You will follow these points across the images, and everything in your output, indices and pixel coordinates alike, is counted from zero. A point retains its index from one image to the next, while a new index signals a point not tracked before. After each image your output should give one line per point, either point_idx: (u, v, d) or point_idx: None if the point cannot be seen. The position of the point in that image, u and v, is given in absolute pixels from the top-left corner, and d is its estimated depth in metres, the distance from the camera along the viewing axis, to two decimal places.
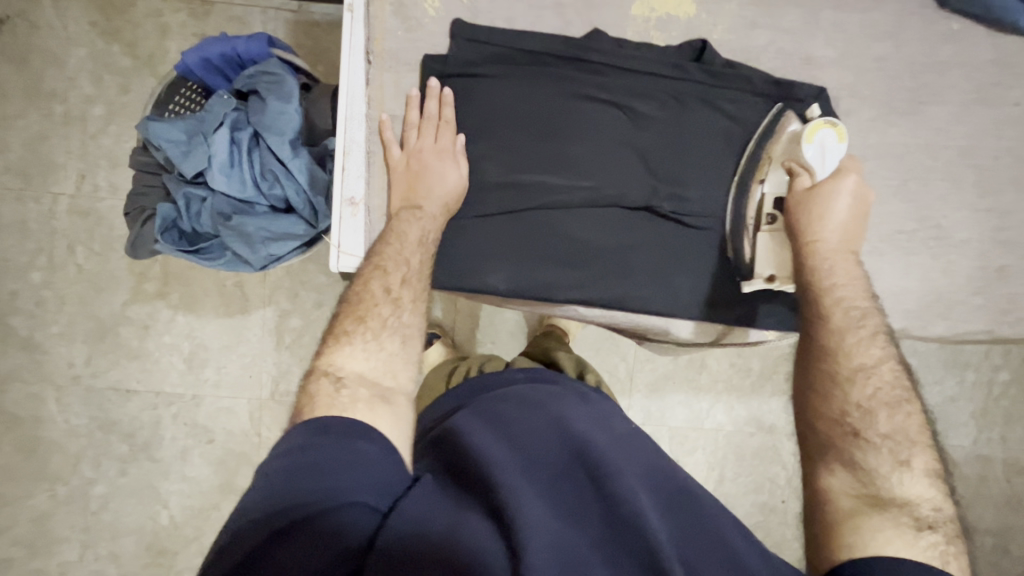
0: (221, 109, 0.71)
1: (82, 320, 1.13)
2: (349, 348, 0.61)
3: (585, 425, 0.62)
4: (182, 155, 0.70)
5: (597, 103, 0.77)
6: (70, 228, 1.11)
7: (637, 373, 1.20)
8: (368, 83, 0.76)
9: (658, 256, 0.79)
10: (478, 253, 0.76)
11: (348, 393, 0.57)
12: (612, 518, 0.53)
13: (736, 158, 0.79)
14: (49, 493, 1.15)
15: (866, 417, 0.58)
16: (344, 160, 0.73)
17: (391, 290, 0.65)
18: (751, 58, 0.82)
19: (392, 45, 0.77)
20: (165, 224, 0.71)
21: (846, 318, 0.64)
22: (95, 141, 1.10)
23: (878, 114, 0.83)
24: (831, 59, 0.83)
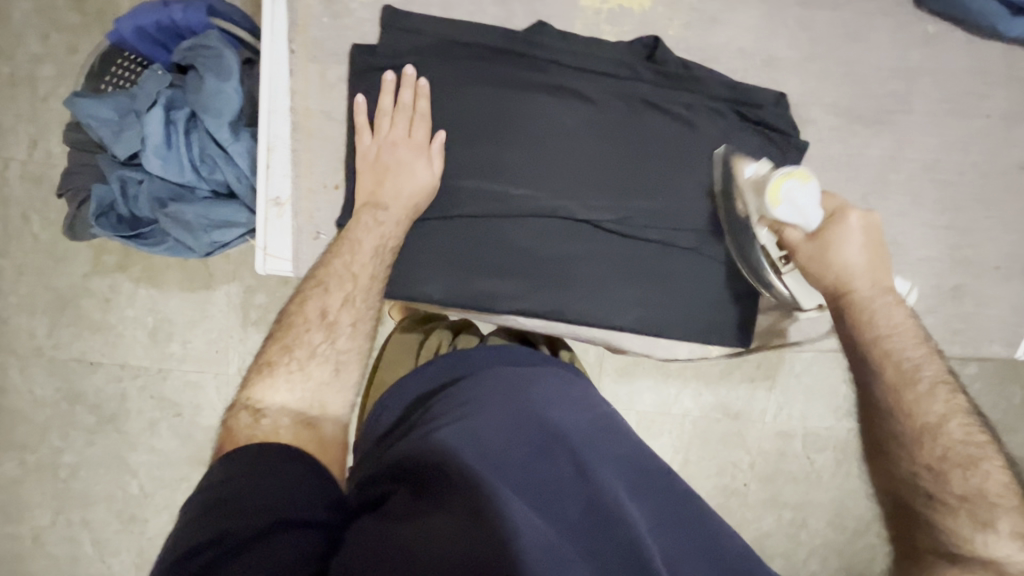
0: (155, 87, 0.67)
1: (40, 291, 1.10)
2: (272, 380, 0.61)
3: (562, 412, 0.63)
4: (115, 136, 0.66)
5: (542, 101, 0.74)
6: (24, 196, 1.07)
7: (607, 359, 1.20)
8: (293, 74, 0.71)
9: (604, 267, 0.77)
10: (411, 259, 0.74)
11: (267, 422, 0.58)
12: (592, 502, 0.54)
13: (687, 170, 0.77)
14: (19, 460, 1.16)
15: (940, 479, 0.57)
16: (268, 159, 0.70)
17: (328, 313, 0.65)
18: (710, 58, 0.81)
19: (317, 34, 0.72)
20: (101, 208, 0.68)
21: (901, 373, 0.61)
22: (45, 103, 1.05)
23: (841, 123, 0.83)
24: (793, 60, 0.82)
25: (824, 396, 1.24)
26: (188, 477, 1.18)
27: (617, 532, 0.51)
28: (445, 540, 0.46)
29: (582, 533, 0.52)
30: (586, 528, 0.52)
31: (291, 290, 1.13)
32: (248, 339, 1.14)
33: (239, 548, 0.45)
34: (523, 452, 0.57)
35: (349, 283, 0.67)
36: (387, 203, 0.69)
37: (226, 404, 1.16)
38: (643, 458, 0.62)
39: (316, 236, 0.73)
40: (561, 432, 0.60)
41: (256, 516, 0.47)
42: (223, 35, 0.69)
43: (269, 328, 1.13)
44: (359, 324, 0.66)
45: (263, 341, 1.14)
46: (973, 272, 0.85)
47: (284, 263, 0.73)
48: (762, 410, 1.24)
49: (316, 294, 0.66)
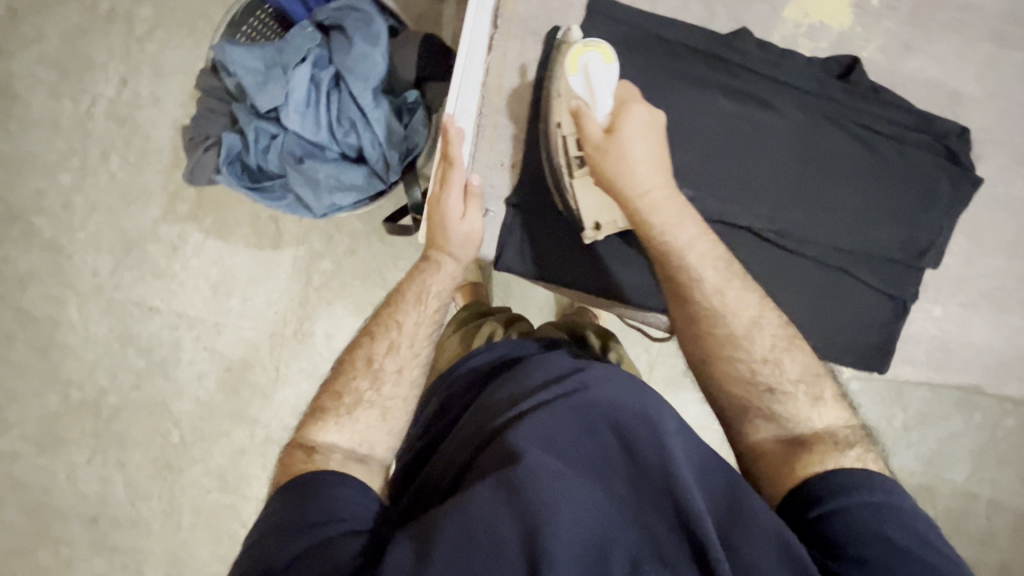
0: (303, 44, 0.67)
1: (109, 231, 1.10)
2: (323, 424, 0.60)
3: (608, 381, 0.57)
4: (258, 87, 0.66)
5: (729, 102, 0.76)
6: (106, 134, 1.07)
7: (657, 366, 1.21)
8: (489, 49, 0.81)
9: (759, 274, 0.77)
10: (563, 240, 0.82)
11: (333, 457, 0.58)
12: (639, 478, 0.49)
13: (865, 191, 0.78)
14: (62, 395, 1.16)
15: (770, 366, 0.60)
16: (455, 132, 0.71)
17: (374, 360, 0.64)
18: (897, 83, 0.82)
19: (523, 11, 0.81)
20: (230, 156, 0.68)
21: (718, 274, 0.64)
22: (139, 44, 1.04)
23: (1011, 163, 0.83)
24: (976, 95, 0.82)
25: None
26: (229, 432, 1.18)
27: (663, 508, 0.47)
28: (482, 515, 0.46)
29: (629, 515, 0.47)
30: (633, 503, 0.48)
31: (357, 261, 1.13)
32: (309, 302, 1.14)
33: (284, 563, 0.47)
34: (566, 422, 0.53)
35: (396, 331, 0.65)
36: (442, 254, 0.69)
37: (277, 364, 1.16)
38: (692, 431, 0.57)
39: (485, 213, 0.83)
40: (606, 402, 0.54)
41: (300, 533, 0.49)
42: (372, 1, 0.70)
43: (331, 295, 1.14)
44: (407, 365, 0.64)
45: (322, 307, 1.14)
46: None
47: None
48: None
49: (365, 344, 0.65)
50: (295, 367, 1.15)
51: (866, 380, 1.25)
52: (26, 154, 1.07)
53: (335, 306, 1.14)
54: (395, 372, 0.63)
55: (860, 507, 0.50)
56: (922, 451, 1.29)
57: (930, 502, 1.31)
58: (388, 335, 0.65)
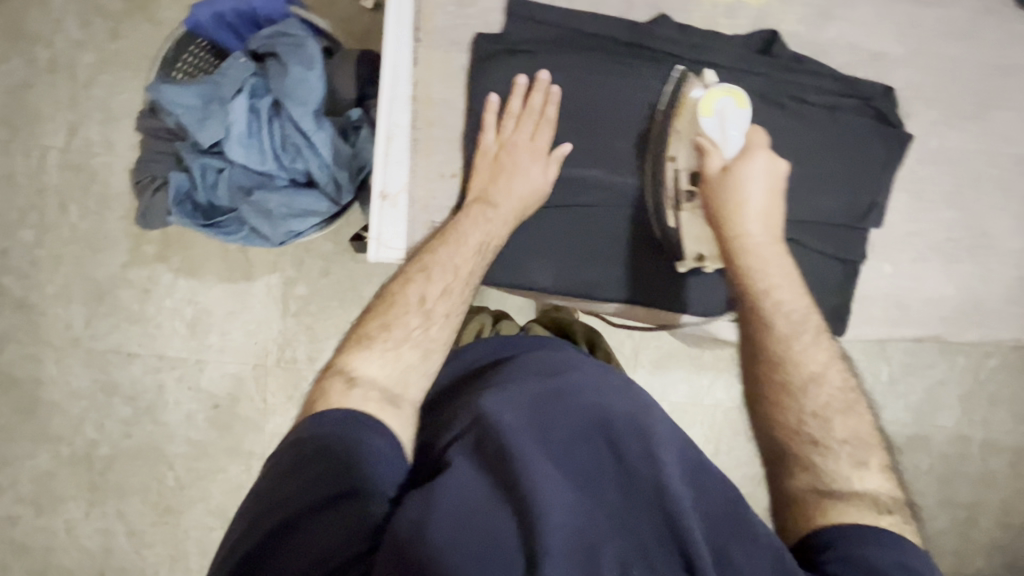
0: (238, 74, 0.66)
1: (78, 281, 1.09)
2: (367, 352, 0.62)
3: (603, 388, 0.60)
4: (197, 123, 0.65)
5: (661, 84, 0.75)
6: (62, 185, 1.05)
7: (642, 351, 1.23)
8: (415, 63, 0.73)
9: (704, 252, 0.79)
10: (534, 245, 0.76)
11: (358, 393, 0.59)
12: (630, 484, 0.51)
13: (801, 164, 0.78)
14: (52, 452, 1.15)
15: (823, 424, 0.60)
16: (388, 146, 0.71)
17: (424, 299, 0.65)
18: (820, 52, 0.82)
19: (441, 21, 0.74)
20: (179, 196, 0.68)
21: (790, 324, 0.64)
22: (86, 91, 1.03)
23: (941, 117, 0.84)
24: (899, 56, 0.83)
25: None
26: (226, 469, 1.17)
27: (652, 517, 0.49)
28: (480, 515, 0.50)
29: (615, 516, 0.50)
30: (622, 508, 0.50)
31: (331, 282, 1.13)
32: (289, 329, 1.14)
33: (302, 514, 0.50)
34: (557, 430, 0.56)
35: (439, 274, 0.66)
36: (469, 236, 0.68)
37: (264, 395, 1.15)
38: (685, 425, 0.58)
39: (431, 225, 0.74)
40: (603, 408, 0.57)
41: (320, 486, 0.51)
42: (303, 23, 0.70)
43: (311, 320, 1.13)
44: (413, 368, 0.62)
45: (303, 332, 1.14)
46: None
47: (395, 254, 0.73)
48: None
49: (364, 357, 0.62)
50: (282, 395, 1.15)
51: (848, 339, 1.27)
52: None
53: (316, 330, 1.14)
54: (400, 384, 0.61)
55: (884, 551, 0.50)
56: (911, 401, 1.31)
57: (925, 450, 1.33)
58: (388, 334, 0.63)
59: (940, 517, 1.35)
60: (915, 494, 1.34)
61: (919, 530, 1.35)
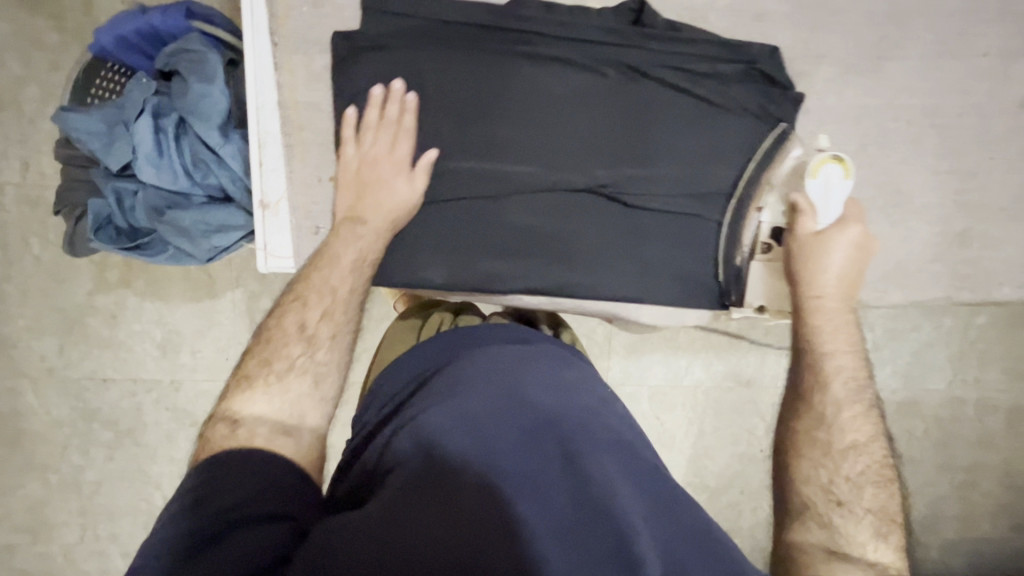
0: (141, 96, 0.68)
1: (48, 312, 1.11)
2: (250, 393, 0.62)
3: (554, 395, 0.63)
4: (105, 149, 0.67)
5: (530, 67, 0.71)
6: (21, 219, 1.07)
7: (615, 336, 1.20)
8: (278, 70, 0.70)
9: (602, 237, 0.75)
10: (417, 244, 0.73)
11: (244, 431, 0.59)
12: (578, 490, 0.53)
13: (690, 137, 0.73)
14: (41, 481, 1.17)
15: (854, 492, 0.60)
16: (260, 154, 0.69)
17: (306, 325, 0.66)
18: (697, 18, 0.78)
19: (297, 25, 0.71)
20: (99, 221, 0.69)
21: (846, 390, 0.66)
22: (34, 125, 1.04)
23: (835, 73, 0.81)
24: (783, 13, 0.79)
25: None
26: None
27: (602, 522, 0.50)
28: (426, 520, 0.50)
29: (566, 520, 0.51)
30: (572, 512, 0.51)
31: None
32: None
33: (214, 536, 0.49)
34: (510, 438, 0.57)
35: (326, 297, 0.68)
36: (342, 254, 0.69)
37: None
38: (634, 442, 0.61)
39: (317, 230, 0.73)
40: (553, 418, 0.60)
41: (235, 508, 0.51)
42: (206, 37, 0.70)
43: None
44: (305, 395, 0.63)
45: None
46: (978, 215, 0.85)
47: (284, 262, 0.73)
48: (774, 376, 1.24)
49: (252, 397, 0.61)
50: None
51: None
52: None
53: None
54: (292, 417, 0.61)
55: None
56: (899, 366, 1.27)
57: (918, 415, 1.30)
58: (269, 370, 0.63)
59: (940, 482, 1.32)
60: (912, 459, 1.31)
61: (919, 496, 1.32)
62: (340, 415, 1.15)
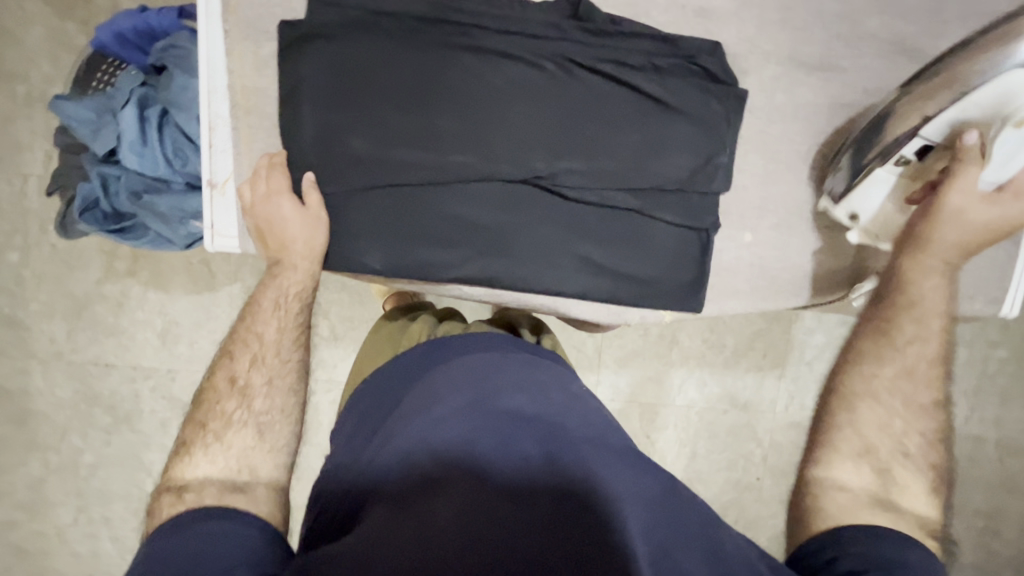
0: (128, 86, 0.72)
1: (59, 298, 1.17)
2: (189, 458, 0.62)
3: (534, 389, 0.62)
4: (93, 135, 0.71)
5: (471, 57, 0.70)
6: (42, 209, 1.14)
7: (605, 349, 1.18)
8: (227, 55, 0.72)
9: (544, 230, 0.74)
10: (354, 229, 0.73)
11: (191, 497, 0.58)
12: (563, 487, 0.53)
13: (634, 131, 0.72)
14: (43, 460, 1.22)
15: (920, 445, 0.63)
16: (210, 137, 0.72)
17: (237, 379, 0.68)
18: (641, 14, 0.78)
19: (248, 13, 0.72)
20: (86, 204, 0.74)
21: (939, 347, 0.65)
22: (58, 121, 1.12)
23: (785, 71, 0.80)
24: (728, 11, 0.79)
25: None
26: None
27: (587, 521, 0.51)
28: (411, 532, 0.50)
29: (556, 523, 0.51)
30: (557, 514, 0.51)
31: None
32: None
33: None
34: (491, 447, 0.56)
35: (256, 343, 0.70)
36: (261, 299, 0.73)
37: None
38: (614, 431, 0.61)
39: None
40: (533, 415, 0.59)
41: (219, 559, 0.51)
42: (194, 34, 0.74)
43: None
44: (251, 449, 0.64)
45: None
46: None
47: (231, 242, 0.76)
48: (773, 400, 1.19)
49: (189, 464, 0.62)
50: None
51: (831, 331, 1.18)
52: None
53: None
54: (241, 473, 0.62)
55: (913, 551, 0.54)
56: None
57: None
58: (205, 431, 0.64)
59: (956, 527, 1.23)
60: None
61: None
62: (326, 414, 1.16)
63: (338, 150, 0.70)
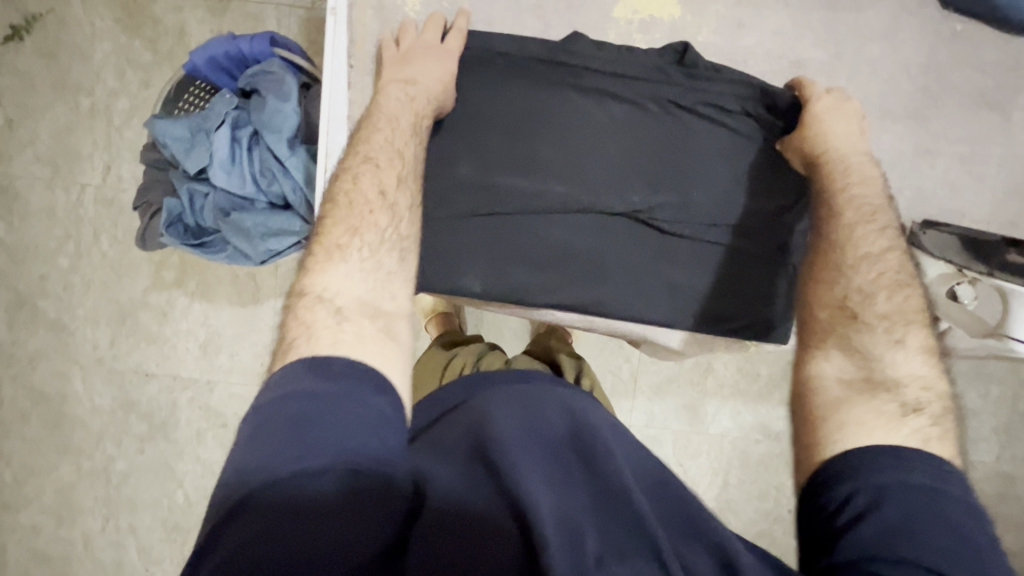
0: (222, 109, 0.77)
1: (105, 305, 1.19)
2: (336, 261, 0.60)
3: (562, 400, 0.61)
4: (185, 152, 0.76)
5: (582, 95, 0.76)
6: (96, 217, 1.17)
7: (642, 374, 1.19)
8: (350, 87, 0.80)
9: (636, 257, 0.77)
10: (456, 253, 0.75)
11: (349, 327, 0.55)
12: (598, 483, 0.51)
13: (732, 171, 0.77)
14: (74, 466, 1.22)
15: (896, 322, 0.60)
16: (326, 163, 0.74)
17: (386, 192, 0.65)
18: (738, 60, 0.83)
19: (372, 48, 0.81)
20: (171, 218, 0.78)
21: (859, 213, 0.67)
22: (119, 133, 1.16)
23: (870, 117, 0.82)
24: (821, 61, 0.82)
25: None
26: None
27: (620, 513, 0.49)
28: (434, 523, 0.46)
29: (591, 519, 0.49)
30: (590, 512, 0.49)
31: None
32: None
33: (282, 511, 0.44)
34: (535, 436, 0.55)
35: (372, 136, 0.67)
36: (391, 97, 0.70)
37: None
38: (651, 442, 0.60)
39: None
40: (562, 421, 0.57)
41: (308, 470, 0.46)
42: (285, 62, 0.79)
43: None
44: (393, 274, 0.61)
45: None
46: None
47: None
48: None
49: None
50: None
51: None
52: (29, 245, 1.17)
53: None
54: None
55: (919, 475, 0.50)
56: None
57: None
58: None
59: None
60: None
61: None
62: None
63: (446, 178, 0.75)
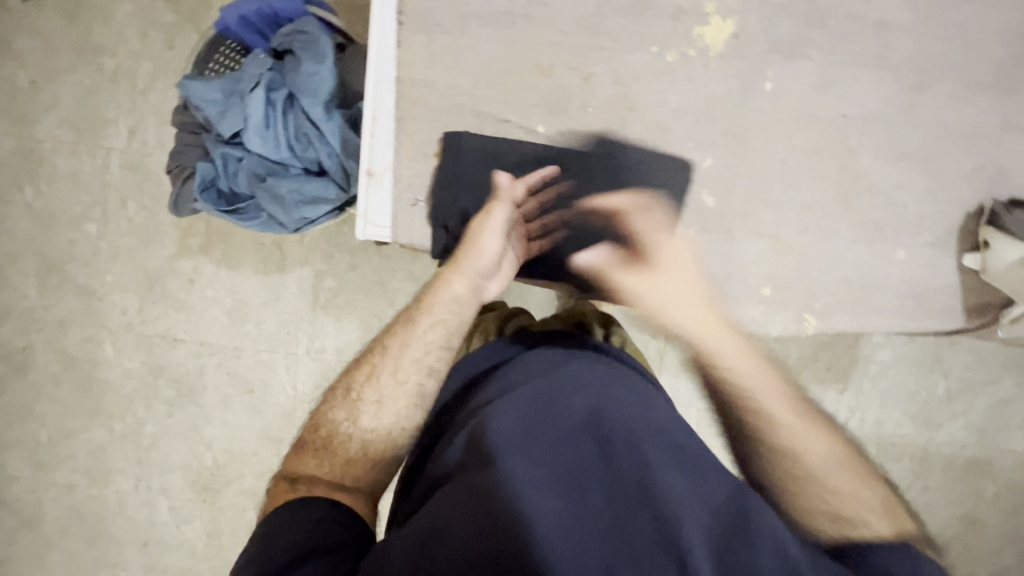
0: (257, 70, 0.76)
1: (132, 270, 1.19)
2: (359, 392, 0.67)
3: (596, 388, 0.64)
4: (219, 115, 0.76)
5: (632, 79, 0.77)
6: (121, 182, 1.16)
7: (668, 353, 1.18)
8: (399, 46, 0.76)
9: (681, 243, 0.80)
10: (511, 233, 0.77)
11: (357, 418, 0.66)
12: (619, 479, 0.54)
13: (769, 157, 0.79)
14: (106, 428, 1.25)
15: None
16: (373, 126, 0.75)
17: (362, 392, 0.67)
18: (818, 22, 0.76)
19: (423, 5, 0.76)
20: (204, 184, 0.78)
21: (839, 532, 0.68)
22: (143, 97, 1.14)
23: (957, 87, 0.77)
24: (907, 23, 0.76)
25: (899, 403, 1.18)
26: (257, 452, 1.23)
27: (640, 517, 0.50)
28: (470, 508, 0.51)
29: (608, 515, 0.51)
30: (613, 509, 0.52)
31: (358, 276, 1.17)
32: (317, 321, 1.19)
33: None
34: (549, 441, 0.57)
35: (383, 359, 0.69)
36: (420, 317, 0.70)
37: (294, 383, 1.21)
38: (677, 437, 0.61)
39: (414, 204, 0.78)
40: (594, 412, 0.60)
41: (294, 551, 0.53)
42: (319, 20, 0.77)
43: (337, 312, 1.18)
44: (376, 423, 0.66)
45: (331, 324, 1.19)
46: None
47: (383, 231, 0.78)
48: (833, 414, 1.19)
49: (307, 460, 0.65)
50: (311, 384, 1.20)
51: (899, 349, 1.16)
52: (56, 210, 1.17)
53: (343, 320, 1.19)
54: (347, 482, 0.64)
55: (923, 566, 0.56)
56: (972, 420, 1.19)
57: (989, 476, 1.20)
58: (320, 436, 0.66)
59: (1008, 551, 1.21)
60: (978, 523, 1.21)
61: (983, 565, 1.22)
62: None
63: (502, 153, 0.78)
